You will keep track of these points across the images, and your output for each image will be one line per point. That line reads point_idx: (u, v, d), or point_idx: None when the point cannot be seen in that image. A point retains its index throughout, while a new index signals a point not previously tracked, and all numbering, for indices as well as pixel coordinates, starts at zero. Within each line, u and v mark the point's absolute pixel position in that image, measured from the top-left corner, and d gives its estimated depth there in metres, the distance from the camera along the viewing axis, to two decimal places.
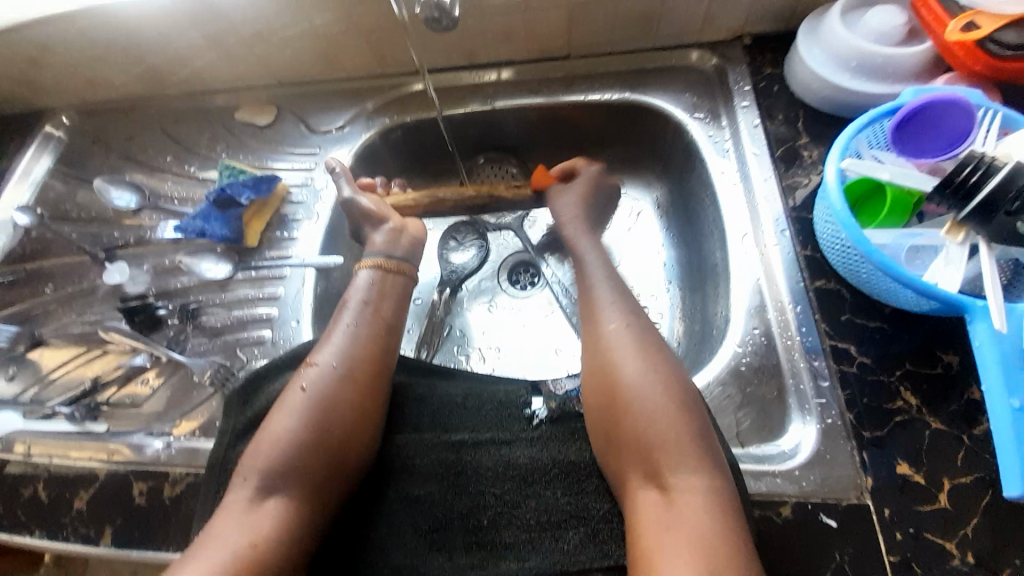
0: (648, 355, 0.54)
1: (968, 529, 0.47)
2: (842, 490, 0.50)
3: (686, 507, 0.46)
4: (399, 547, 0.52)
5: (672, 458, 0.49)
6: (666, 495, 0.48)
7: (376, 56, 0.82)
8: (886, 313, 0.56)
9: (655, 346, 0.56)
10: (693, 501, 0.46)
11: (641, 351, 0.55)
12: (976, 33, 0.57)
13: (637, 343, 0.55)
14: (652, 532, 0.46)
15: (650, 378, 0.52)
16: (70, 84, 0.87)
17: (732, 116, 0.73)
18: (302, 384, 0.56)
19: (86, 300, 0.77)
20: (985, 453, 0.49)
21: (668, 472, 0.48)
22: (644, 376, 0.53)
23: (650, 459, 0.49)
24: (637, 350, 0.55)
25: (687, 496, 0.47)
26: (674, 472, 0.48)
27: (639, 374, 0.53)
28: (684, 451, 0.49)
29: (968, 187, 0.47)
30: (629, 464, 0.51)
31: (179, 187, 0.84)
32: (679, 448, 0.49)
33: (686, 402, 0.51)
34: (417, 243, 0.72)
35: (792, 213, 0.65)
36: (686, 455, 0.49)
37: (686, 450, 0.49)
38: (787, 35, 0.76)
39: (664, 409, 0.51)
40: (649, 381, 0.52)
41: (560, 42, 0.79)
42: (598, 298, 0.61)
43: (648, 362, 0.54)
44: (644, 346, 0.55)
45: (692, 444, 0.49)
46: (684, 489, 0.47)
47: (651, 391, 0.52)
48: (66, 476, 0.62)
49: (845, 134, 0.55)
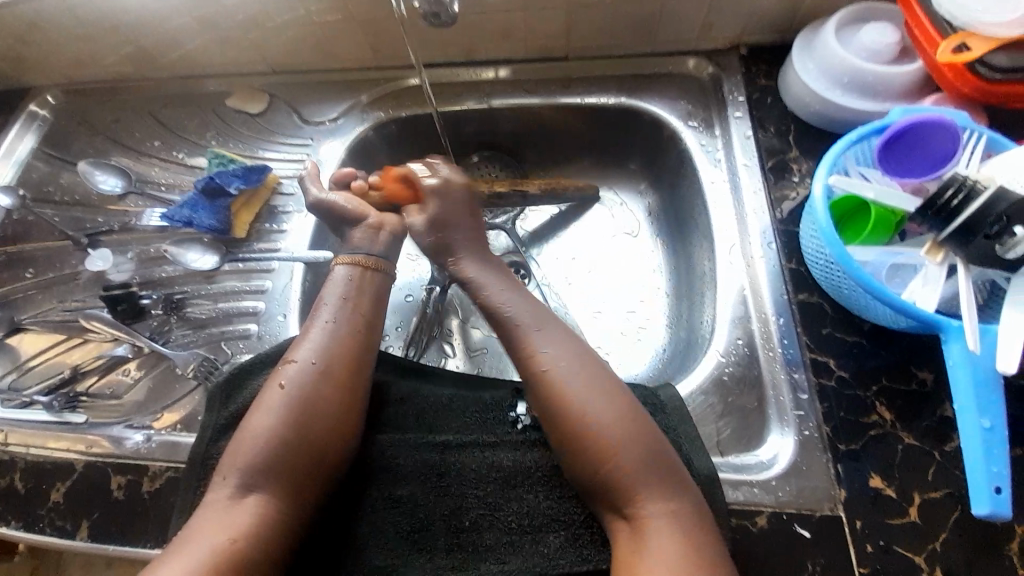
0: (597, 390, 0.52)
1: (937, 543, 0.49)
2: (816, 502, 0.51)
3: (657, 537, 0.46)
4: (381, 548, 0.53)
5: (636, 490, 0.48)
6: (635, 525, 0.48)
7: (372, 48, 0.81)
8: (865, 329, 0.58)
9: (601, 380, 0.53)
10: (662, 528, 0.47)
11: (588, 386, 0.52)
12: (966, 55, 0.57)
13: (581, 373, 0.54)
14: (625, 560, 0.47)
15: (601, 416, 0.51)
16: (55, 63, 0.85)
17: (726, 126, 0.74)
18: (281, 381, 0.56)
19: (67, 286, 0.76)
20: (954, 469, 0.51)
21: (635, 503, 0.48)
22: (594, 412, 0.51)
23: (614, 494, 0.49)
24: (585, 386, 0.53)
25: (654, 526, 0.47)
26: (640, 503, 0.48)
27: (591, 410, 0.51)
28: (646, 483, 0.48)
29: (949, 209, 0.49)
30: (597, 497, 0.50)
31: (166, 173, 0.82)
32: (641, 481, 0.48)
33: (640, 437, 0.50)
34: (398, 239, 0.70)
35: (778, 226, 0.65)
36: (649, 486, 0.48)
37: (649, 482, 0.48)
38: (783, 46, 0.77)
39: (620, 445, 0.50)
40: (598, 410, 0.51)
41: (559, 42, 0.78)
42: (532, 340, 0.57)
43: (596, 390, 0.52)
44: (590, 381, 0.53)
45: (653, 475, 0.49)
46: (650, 519, 0.47)
47: (604, 429, 0.50)
48: (43, 466, 0.61)
49: (834, 150, 0.55)
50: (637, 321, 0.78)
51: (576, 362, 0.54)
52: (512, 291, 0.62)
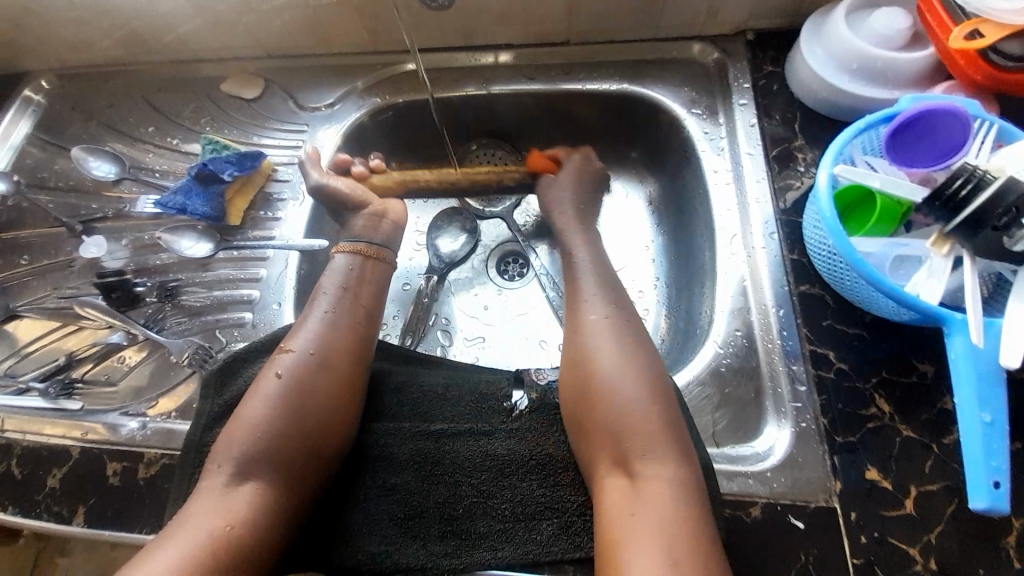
0: (629, 346, 0.55)
1: (933, 537, 0.48)
2: (812, 494, 0.50)
3: (653, 494, 0.47)
4: (374, 535, 0.52)
5: (642, 446, 0.49)
6: (633, 482, 0.49)
7: (369, 32, 0.79)
8: (866, 321, 0.57)
9: (638, 339, 0.56)
10: (660, 487, 0.47)
11: (622, 343, 0.55)
12: (979, 41, 0.55)
13: (617, 333, 0.56)
14: (618, 516, 0.47)
15: (627, 370, 0.53)
16: (47, 46, 0.83)
17: (729, 114, 0.72)
18: (278, 370, 0.55)
19: (62, 273, 0.76)
20: (952, 463, 0.50)
21: (637, 458, 0.49)
22: (620, 368, 0.53)
23: (619, 448, 0.50)
24: (619, 341, 0.55)
25: (652, 484, 0.48)
26: (642, 460, 0.49)
27: (618, 364, 0.53)
28: (653, 440, 0.50)
29: (957, 200, 0.47)
30: (599, 452, 0.51)
31: (161, 160, 0.81)
32: (650, 438, 0.50)
33: (659, 395, 0.52)
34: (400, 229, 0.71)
35: (781, 216, 0.64)
36: (656, 443, 0.49)
37: (656, 440, 0.49)
38: (790, 31, 0.75)
39: (639, 399, 0.51)
40: (625, 370, 0.53)
41: (560, 27, 0.76)
42: (581, 291, 0.61)
43: (628, 351, 0.54)
44: (625, 338, 0.56)
45: (661, 434, 0.50)
46: (649, 477, 0.48)
47: (627, 382, 0.52)
48: (39, 453, 0.61)
49: (840, 138, 0.54)
50: (637, 311, 0.77)
51: (615, 319, 0.57)
52: (585, 247, 0.66)
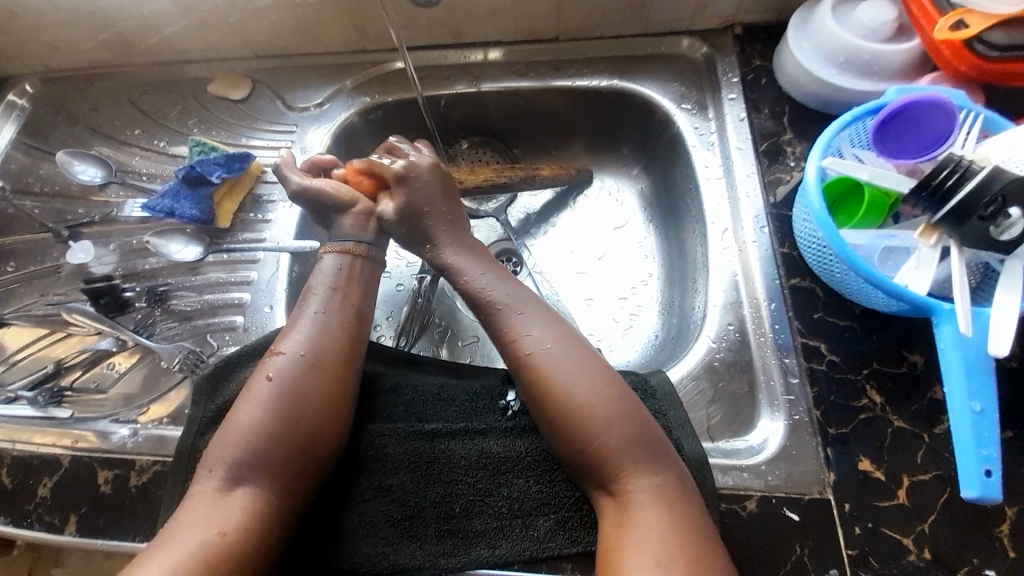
0: (582, 366, 0.52)
1: (926, 525, 0.49)
2: (806, 485, 0.51)
3: (642, 513, 0.46)
4: (370, 536, 0.52)
5: (621, 467, 0.48)
6: (621, 501, 0.48)
7: (358, 31, 0.78)
8: (857, 313, 0.57)
9: (585, 359, 0.52)
10: (647, 504, 0.47)
11: (573, 365, 0.52)
12: (964, 32, 0.56)
13: (564, 352, 0.53)
14: (610, 538, 0.47)
15: (585, 392, 0.50)
16: (29, 49, 0.82)
17: (719, 109, 0.72)
18: (268, 373, 0.55)
19: (50, 280, 0.75)
20: (945, 452, 0.51)
21: (621, 479, 0.48)
22: (577, 390, 0.50)
23: (599, 470, 0.49)
24: (570, 364, 0.52)
25: (638, 500, 0.47)
26: (623, 478, 0.48)
27: (574, 389, 0.50)
28: (627, 458, 0.48)
29: (945, 190, 0.48)
30: (582, 474, 0.50)
31: (148, 163, 0.80)
32: (626, 457, 0.48)
33: (624, 413, 0.50)
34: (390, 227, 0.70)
35: (771, 210, 0.64)
36: (635, 460, 0.48)
37: (632, 458, 0.48)
38: (778, 25, 0.75)
39: (604, 423, 0.49)
40: (580, 392, 0.50)
41: (548, 23, 0.76)
42: (513, 323, 0.56)
43: (577, 372, 0.51)
44: (574, 360, 0.52)
45: (637, 450, 0.49)
46: (636, 494, 0.47)
47: (589, 405, 0.50)
48: (29, 462, 0.60)
49: (828, 131, 0.54)
50: (630, 307, 0.77)
51: (561, 344, 0.53)
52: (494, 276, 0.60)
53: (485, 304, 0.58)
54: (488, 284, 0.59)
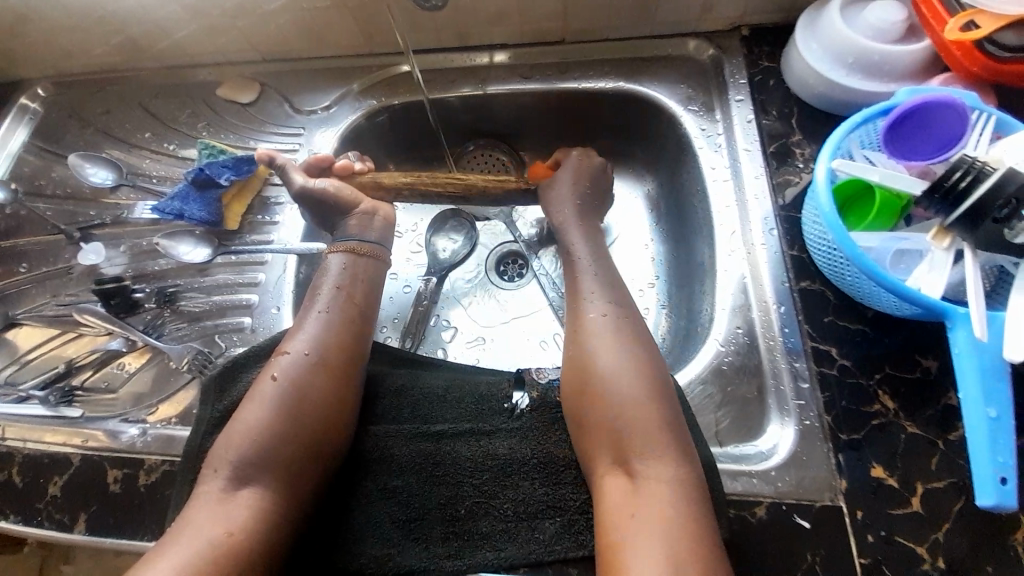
0: (631, 341, 0.55)
1: (940, 534, 0.48)
2: (816, 492, 0.50)
3: (654, 492, 0.46)
4: (376, 538, 0.52)
5: (642, 444, 0.49)
6: (634, 480, 0.48)
7: (365, 34, 0.79)
8: (868, 316, 0.56)
9: (635, 336, 0.56)
10: (661, 486, 0.47)
11: (624, 340, 0.55)
12: (974, 32, 0.55)
13: (617, 328, 0.56)
14: (617, 515, 0.46)
15: (627, 365, 0.53)
16: (43, 54, 0.83)
17: (726, 110, 0.72)
18: (274, 373, 0.55)
19: (61, 281, 0.75)
20: (959, 459, 0.50)
21: (637, 457, 0.49)
22: (622, 367, 0.53)
23: (620, 445, 0.50)
24: (621, 338, 0.55)
25: (653, 481, 0.47)
26: (642, 458, 0.49)
27: (616, 361, 0.53)
28: (655, 438, 0.49)
29: (957, 192, 0.47)
30: (600, 450, 0.51)
31: (158, 166, 0.81)
32: (649, 433, 0.49)
33: (659, 391, 0.52)
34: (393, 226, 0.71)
35: (780, 213, 0.64)
36: (661, 441, 0.49)
37: (655, 435, 0.49)
38: (786, 27, 0.74)
39: (638, 397, 0.51)
40: (626, 367, 0.53)
41: (555, 25, 0.76)
42: (581, 287, 0.61)
43: (626, 348, 0.55)
44: (626, 335, 0.56)
45: (663, 429, 0.50)
46: (649, 476, 0.47)
47: (627, 377, 0.52)
48: (40, 461, 0.61)
49: (838, 132, 0.54)
50: (637, 309, 0.77)
51: (617, 318, 0.57)
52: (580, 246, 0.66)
53: (568, 263, 0.65)
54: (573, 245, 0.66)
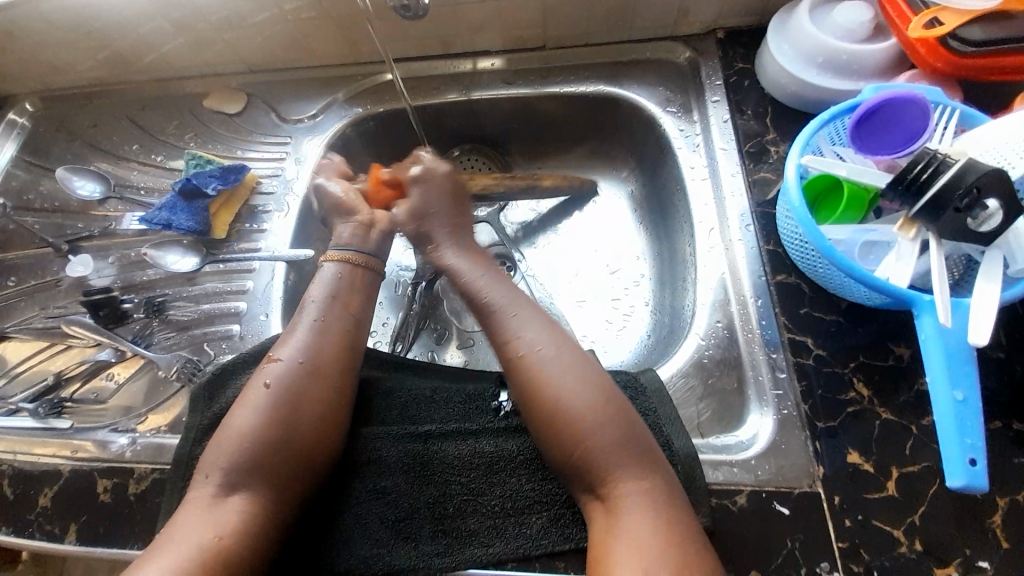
0: (573, 368, 0.52)
1: (916, 516, 0.49)
2: (796, 479, 0.51)
3: (631, 515, 0.47)
4: (365, 539, 0.53)
5: (609, 471, 0.49)
6: (610, 504, 0.48)
7: (350, 44, 0.80)
8: (843, 307, 0.58)
9: (577, 361, 0.53)
10: (637, 505, 0.47)
11: (567, 368, 0.52)
12: (938, 29, 0.57)
13: (560, 352, 0.54)
14: (599, 542, 0.47)
15: (575, 394, 0.51)
16: (30, 69, 0.84)
17: (703, 111, 0.73)
18: (266, 379, 0.55)
19: (49, 293, 0.76)
20: (932, 443, 0.51)
21: (609, 483, 0.48)
22: (569, 394, 0.51)
23: (588, 474, 0.49)
24: (564, 365, 0.53)
25: (627, 505, 0.47)
26: (613, 482, 0.48)
27: (564, 392, 0.51)
28: (620, 461, 0.49)
29: (920, 183, 0.48)
30: (573, 478, 0.51)
31: (145, 177, 0.82)
32: (614, 459, 0.49)
33: (613, 415, 0.50)
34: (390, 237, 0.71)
35: (757, 209, 0.65)
36: (623, 464, 0.48)
37: (621, 460, 0.49)
38: (759, 29, 0.76)
39: (592, 424, 0.50)
40: (574, 393, 0.51)
41: (535, 32, 0.78)
42: (507, 326, 0.57)
43: (571, 372, 0.52)
44: (566, 362, 0.53)
45: (625, 453, 0.49)
46: (625, 498, 0.48)
47: (578, 407, 0.50)
48: (30, 472, 0.61)
49: (807, 129, 0.55)
50: (622, 308, 0.78)
51: (554, 348, 0.54)
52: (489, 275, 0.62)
53: (482, 306, 0.60)
54: (487, 284, 0.61)
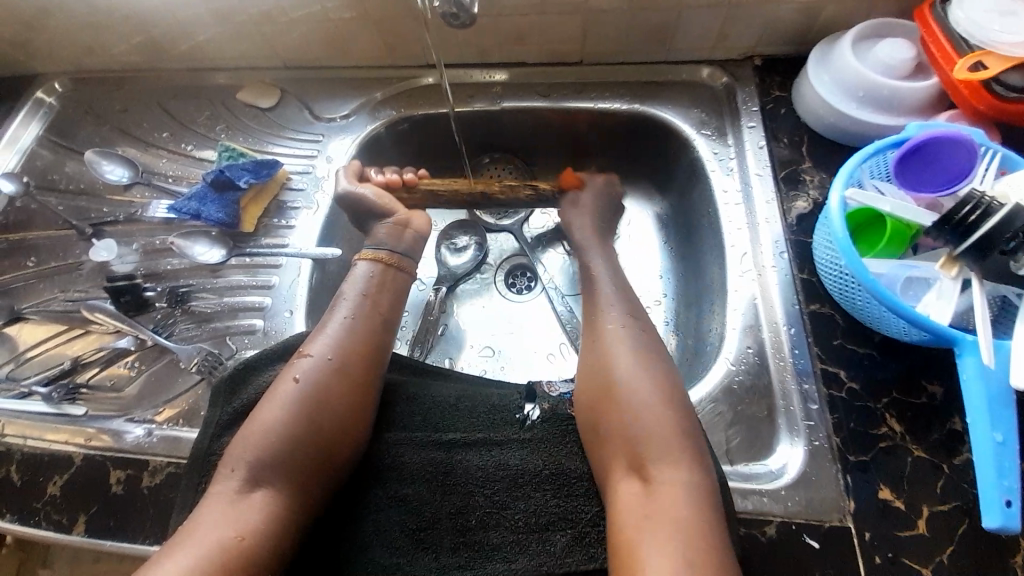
0: (645, 355, 0.56)
1: (945, 557, 0.48)
2: (826, 512, 0.51)
3: (667, 497, 0.47)
4: (385, 547, 0.52)
5: (655, 451, 0.50)
6: (648, 485, 0.48)
7: (388, 48, 0.81)
8: (876, 341, 0.58)
9: (649, 348, 0.57)
10: (674, 491, 0.47)
11: (638, 352, 0.56)
12: (984, 72, 0.57)
13: (636, 338, 0.58)
14: (631, 520, 0.47)
15: (643, 376, 0.54)
16: (65, 50, 0.84)
17: (738, 135, 0.74)
18: (295, 374, 0.55)
19: (69, 276, 0.75)
20: (963, 483, 0.51)
21: (652, 464, 0.49)
22: (640, 376, 0.54)
23: (637, 451, 0.50)
24: (636, 349, 0.57)
25: (666, 489, 0.48)
26: (656, 465, 0.49)
27: (630, 368, 0.55)
28: (671, 446, 0.50)
29: (968, 224, 0.48)
30: (614, 456, 0.52)
31: (174, 165, 0.81)
32: (666, 443, 0.50)
33: (671, 402, 0.53)
34: (422, 240, 0.70)
35: (790, 236, 0.66)
36: (671, 450, 0.50)
37: (672, 444, 0.50)
38: (797, 58, 0.77)
39: (655, 406, 0.52)
40: (641, 376, 0.54)
41: (574, 47, 0.78)
42: (599, 300, 0.63)
43: (643, 358, 0.56)
44: (638, 347, 0.57)
45: (677, 433, 0.51)
46: (664, 482, 0.48)
47: (643, 387, 0.53)
48: (41, 458, 0.60)
49: (851, 161, 0.56)
50: None
51: (632, 334, 0.58)
52: (598, 252, 0.70)
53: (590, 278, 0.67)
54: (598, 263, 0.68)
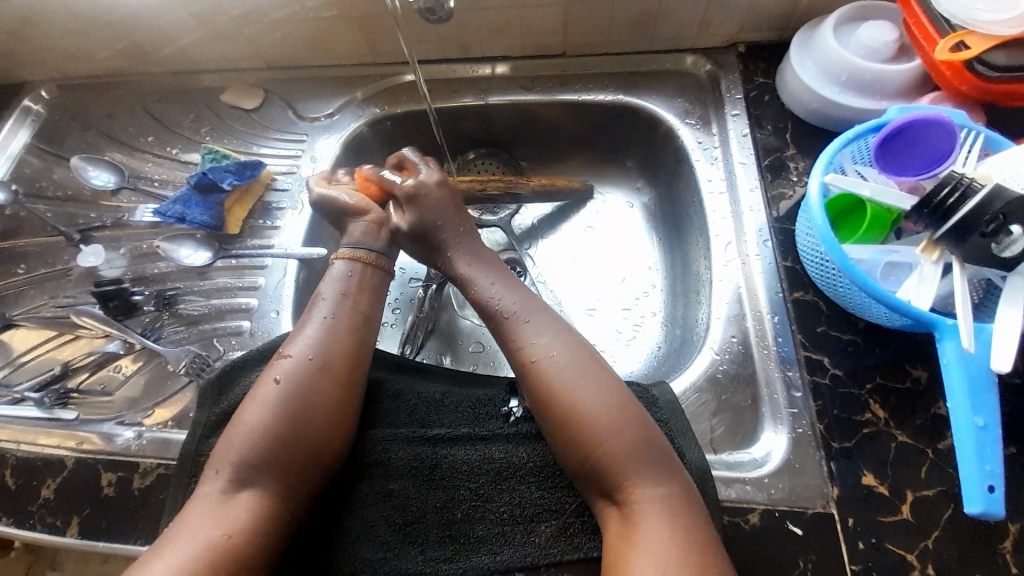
0: (592, 378, 0.53)
1: (930, 541, 0.48)
2: (809, 500, 0.51)
3: (649, 523, 0.46)
4: (372, 542, 0.52)
5: (627, 476, 0.49)
6: (628, 511, 0.48)
7: (370, 45, 0.80)
8: (860, 327, 0.58)
9: (594, 368, 0.54)
10: (653, 514, 0.47)
11: (583, 374, 0.53)
12: (965, 53, 0.57)
13: (571, 361, 0.54)
14: (616, 550, 0.47)
15: (593, 400, 0.52)
16: (49, 57, 0.84)
17: (722, 124, 0.73)
18: (276, 374, 0.55)
19: (59, 282, 0.76)
20: (947, 468, 0.51)
21: (626, 488, 0.48)
22: (589, 400, 0.52)
23: (607, 476, 0.49)
24: (575, 372, 0.53)
25: (647, 510, 0.47)
26: (631, 488, 0.48)
27: (580, 395, 0.52)
28: (639, 468, 0.49)
29: (945, 207, 0.48)
30: (589, 481, 0.51)
31: (160, 169, 0.81)
32: (632, 463, 0.49)
33: (630, 419, 0.51)
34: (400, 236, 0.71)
35: (774, 224, 0.65)
36: (641, 471, 0.49)
37: (638, 463, 0.49)
38: (780, 45, 0.76)
39: (611, 429, 0.50)
40: (589, 399, 0.52)
41: (555, 40, 0.78)
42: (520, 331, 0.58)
43: (589, 380, 0.53)
44: (584, 368, 0.54)
45: (642, 454, 0.49)
46: (642, 504, 0.47)
47: (594, 413, 0.51)
48: (34, 462, 0.61)
49: (831, 148, 0.55)
50: (633, 318, 0.77)
51: (567, 354, 0.55)
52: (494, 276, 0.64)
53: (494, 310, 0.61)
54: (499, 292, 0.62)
